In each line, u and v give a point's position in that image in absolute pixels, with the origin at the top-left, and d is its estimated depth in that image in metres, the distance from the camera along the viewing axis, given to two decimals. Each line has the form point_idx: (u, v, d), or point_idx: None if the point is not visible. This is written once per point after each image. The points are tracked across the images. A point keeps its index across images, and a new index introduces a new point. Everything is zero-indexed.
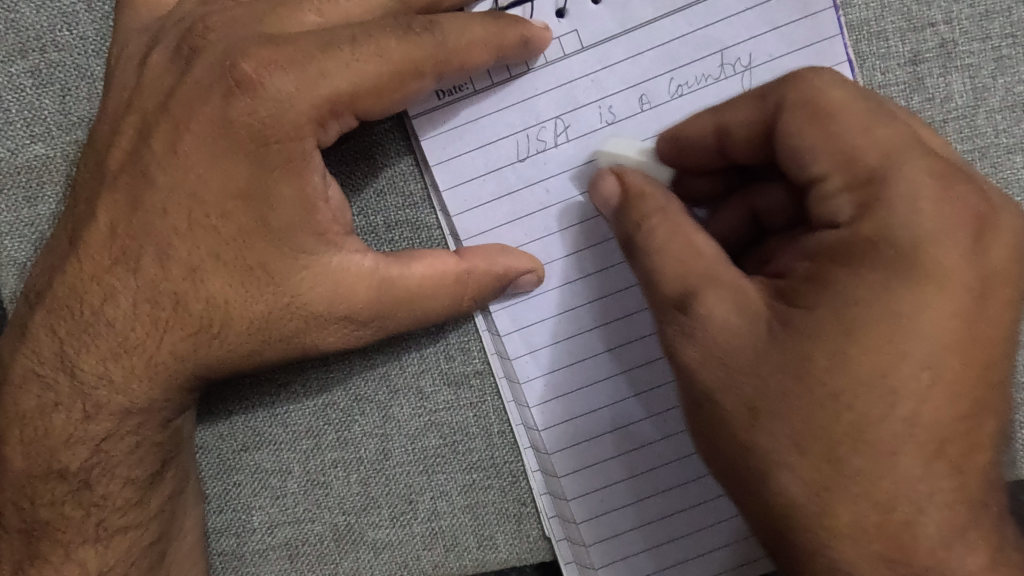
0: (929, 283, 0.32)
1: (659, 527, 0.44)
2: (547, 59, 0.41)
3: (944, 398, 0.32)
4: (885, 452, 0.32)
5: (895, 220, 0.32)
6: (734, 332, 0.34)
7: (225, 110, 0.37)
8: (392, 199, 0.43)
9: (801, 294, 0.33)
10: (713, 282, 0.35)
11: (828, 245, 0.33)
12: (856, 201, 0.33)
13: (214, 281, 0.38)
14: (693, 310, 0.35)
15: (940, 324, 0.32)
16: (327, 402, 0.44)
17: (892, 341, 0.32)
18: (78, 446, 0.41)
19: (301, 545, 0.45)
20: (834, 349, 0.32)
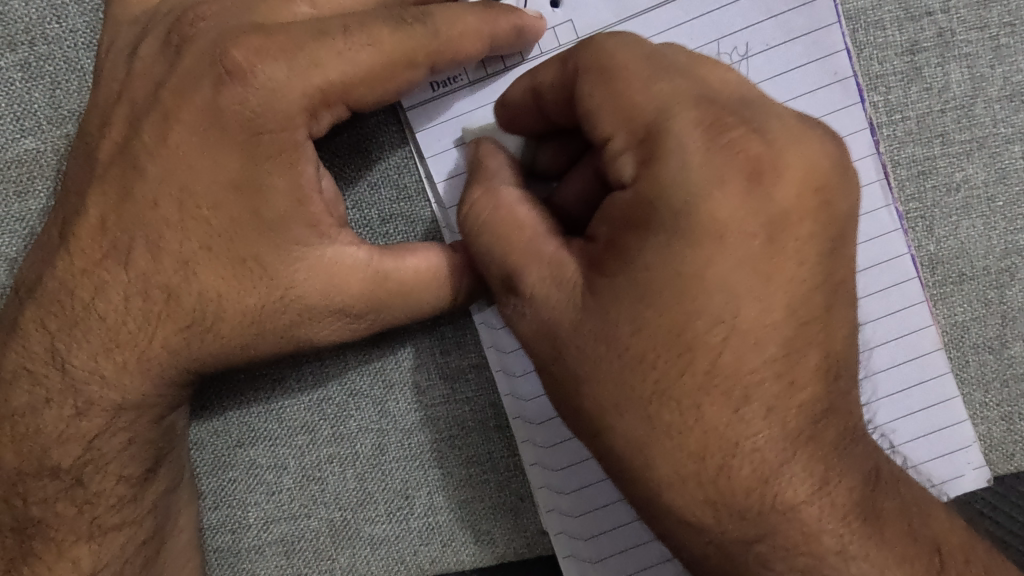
0: (707, 234, 0.31)
1: (584, 550, 0.44)
2: (541, 49, 0.41)
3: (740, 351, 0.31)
4: (690, 407, 0.31)
5: (669, 173, 0.31)
6: (553, 308, 0.33)
7: (215, 100, 0.36)
8: (386, 191, 0.42)
9: (602, 260, 0.32)
10: (534, 255, 0.33)
11: (619, 207, 0.32)
12: (636, 157, 0.31)
13: (206, 273, 0.37)
14: (518, 289, 0.34)
15: (730, 275, 0.31)
16: (321, 397, 0.44)
17: (678, 300, 0.31)
18: (70, 443, 0.40)
19: (297, 541, 0.45)
20: (630, 314, 0.31)
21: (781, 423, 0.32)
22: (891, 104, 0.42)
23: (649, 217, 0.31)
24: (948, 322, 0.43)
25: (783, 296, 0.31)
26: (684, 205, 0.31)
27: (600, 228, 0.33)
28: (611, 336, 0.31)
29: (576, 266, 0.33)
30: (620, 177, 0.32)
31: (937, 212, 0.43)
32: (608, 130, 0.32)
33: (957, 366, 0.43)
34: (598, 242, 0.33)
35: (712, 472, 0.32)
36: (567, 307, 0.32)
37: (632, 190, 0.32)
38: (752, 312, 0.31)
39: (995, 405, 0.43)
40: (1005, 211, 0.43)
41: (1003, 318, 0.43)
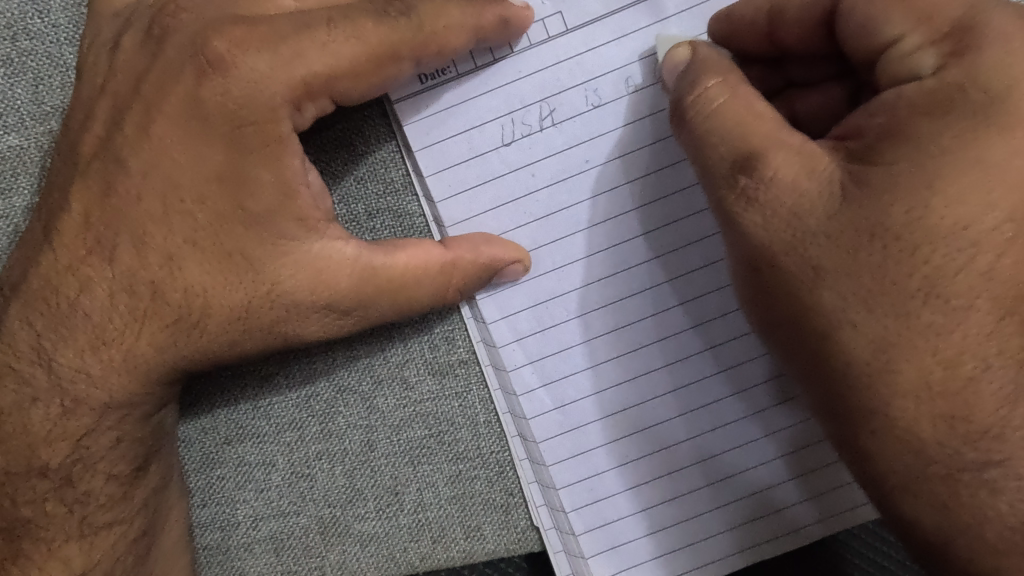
0: (1014, 125, 0.30)
1: (701, 494, 0.44)
2: (530, 40, 0.40)
3: (998, 246, 0.31)
4: (956, 308, 0.32)
5: (982, 72, 0.31)
6: (805, 197, 0.33)
7: (197, 91, 0.36)
8: (373, 186, 0.42)
9: (877, 149, 0.32)
10: (779, 144, 0.33)
11: (904, 99, 0.32)
12: (942, 52, 0.31)
13: (192, 269, 0.37)
14: (756, 171, 0.33)
15: (1007, 165, 0.30)
16: (310, 394, 0.44)
17: (976, 187, 0.31)
18: (58, 443, 0.40)
19: (287, 538, 0.45)
20: (912, 199, 0.31)
21: (989, 306, 0.31)
22: None
23: (944, 105, 0.31)
24: None
25: None
26: (1006, 91, 0.30)
27: (871, 124, 0.33)
28: (937, 222, 0.31)
29: (841, 162, 0.33)
30: (915, 71, 0.32)
31: None
32: (897, 31, 0.32)
33: None
34: (866, 138, 0.33)
35: (909, 384, 0.32)
36: (823, 191, 0.33)
37: (932, 80, 0.31)
38: (981, 219, 0.31)
39: None
40: None
41: None
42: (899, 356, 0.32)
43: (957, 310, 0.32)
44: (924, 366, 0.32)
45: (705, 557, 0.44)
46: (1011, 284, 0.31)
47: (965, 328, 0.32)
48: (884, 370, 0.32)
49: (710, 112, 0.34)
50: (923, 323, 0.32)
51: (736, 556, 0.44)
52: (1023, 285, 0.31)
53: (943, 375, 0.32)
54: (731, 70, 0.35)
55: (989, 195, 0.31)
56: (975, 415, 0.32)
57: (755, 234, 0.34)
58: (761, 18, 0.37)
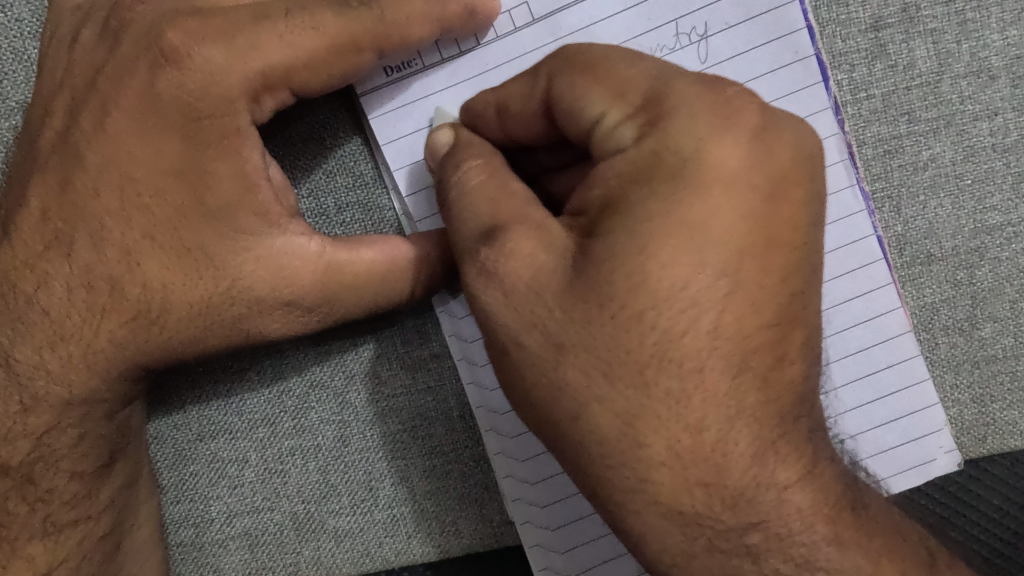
0: (712, 181, 0.30)
1: (569, 530, 0.43)
2: (495, 33, 0.40)
3: (722, 300, 0.30)
4: (690, 371, 0.30)
5: (677, 137, 0.30)
6: (541, 270, 0.31)
7: (152, 82, 0.36)
8: (341, 179, 0.42)
9: (597, 221, 0.31)
10: (522, 219, 0.32)
11: (612, 171, 0.31)
12: (639, 124, 0.31)
13: (150, 264, 0.37)
14: (495, 244, 0.31)
15: (713, 225, 0.30)
16: (282, 390, 0.43)
17: (635, 254, 0.30)
18: (20, 440, 0.39)
19: (261, 534, 0.44)
20: (629, 264, 0.30)
21: (725, 362, 0.30)
22: (856, 82, 0.42)
23: (649, 169, 0.30)
24: (917, 305, 0.43)
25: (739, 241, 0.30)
26: (693, 153, 0.30)
27: (592, 198, 0.31)
28: (655, 285, 0.30)
29: (572, 235, 0.31)
30: (619, 148, 0.31)
31: (903, 191, 0.42)
32: (597, 109, 0.32)
33: (927, 348, 0.43)
34: (589, 213, 0.31)
35: (660, 456, 0.30)
36: (557, 263, 0.31)
37: (629, 155, 0.31)
38: (693, 284, 0.30)
39: (966, 387, 0.43)
40: (974, 189, 0.42)
41: (972, 300, 0.42)
42: (647, 427, 0.30)
43: (693, 373, 0.30)
44: (671, 437, 0.30)
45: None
46: (749, 340, 0.30)
47: (705, 390, 0.30)
48: (643, 445, 0.30)
49: (464, 193, 0.33)
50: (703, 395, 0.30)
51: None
52: (755, 335, 0.30)
53: (747, 441, 0.30)
54: (495, 152, 0.35)
55: (686, 264, 0.30)
56: (726, 479, 0.31)
57: (496, 312, 0.31)
58: (490, 111, 0.36)
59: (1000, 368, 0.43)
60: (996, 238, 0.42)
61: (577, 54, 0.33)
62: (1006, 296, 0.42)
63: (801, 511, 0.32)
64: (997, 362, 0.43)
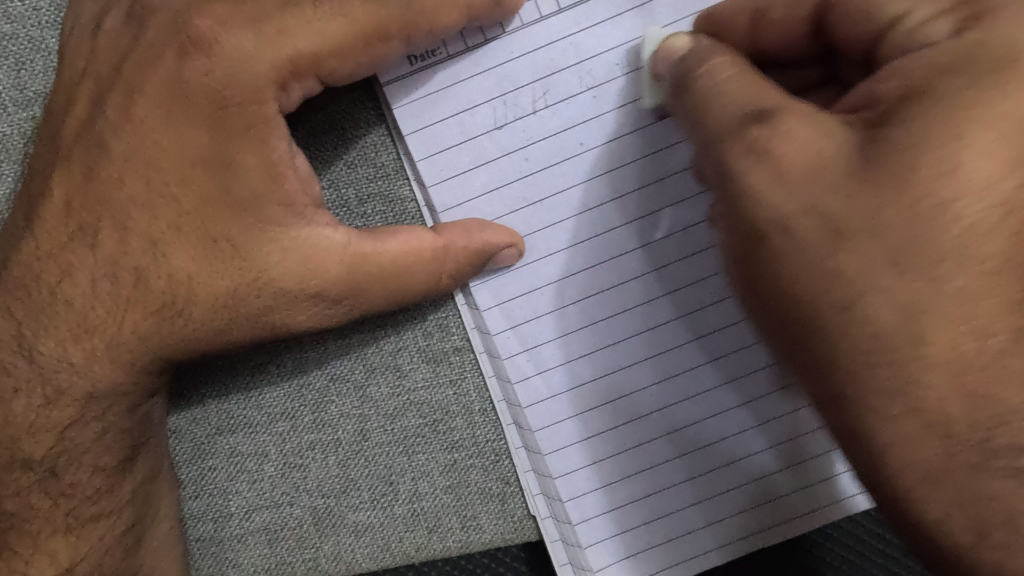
0: (1002, 76, 0.28)
1: (667, 495, 0.43)
2: (522, 21, 0.39)
3: (1022, 207, 0.29)
4: (973, 265, 0.29)
5: (992, 33, 0.29)
6: (822, 155, 0.31)
7: (180, 70, 0.35)
8: (363, 171, 0.41)
9: (892, 111, 0.30)
10: (790, 107, 0.32)
11: (920, 64, 0.30)
12: (957, 19, 0.30)
13: (176, 254, 0.36)
14: (770, 125, 0.31)
15: (1016, 118, 0.28)
16: (303, 384, 0.43)
17: (910, 143, 0.29)
18: (42, 434, 0.39)
19: (280, 529, 0.44)
20: (915, 153, 0.29)
21: (1012, 272, 0.29)
22: None
23: (952, 64, 0.29)
24: None
25: (1009, 157, 0.28)
26: (1006, 53, 0.29)
27: (883, 90, 0.30)
28: (965, 176, 0.29)
29: (856, 129, 0.30)
30: (925, 41, 0.30)
31: None
32: (900, 8, 0.31)
33: None
34: (878, 105, 0.30)
35: (939, 358, 0.30)
36: (842, 147, 0.30)
37: (956, 42, 0.30)
38: (976, 177, 0.29)
39: None
40: None
41: None
42: None
43: (979, 273, 0.29)
44: (956, 340, 0.30)
45: (653, 567, 0.44)
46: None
47: (987, 297, 0.30)
48: (868, 331, 0.30)
49: (715, 85, 0.33)
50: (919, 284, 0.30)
51: (707, 555, 0.44)
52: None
53: (971, 346, 0.30)
54: (739, 52, 0.35)
55: (967, 157, 0.28)
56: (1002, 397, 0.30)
57: (755, 194, 0.31)
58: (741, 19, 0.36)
59: None
60: None
61: None
62: None
63: None
64: None
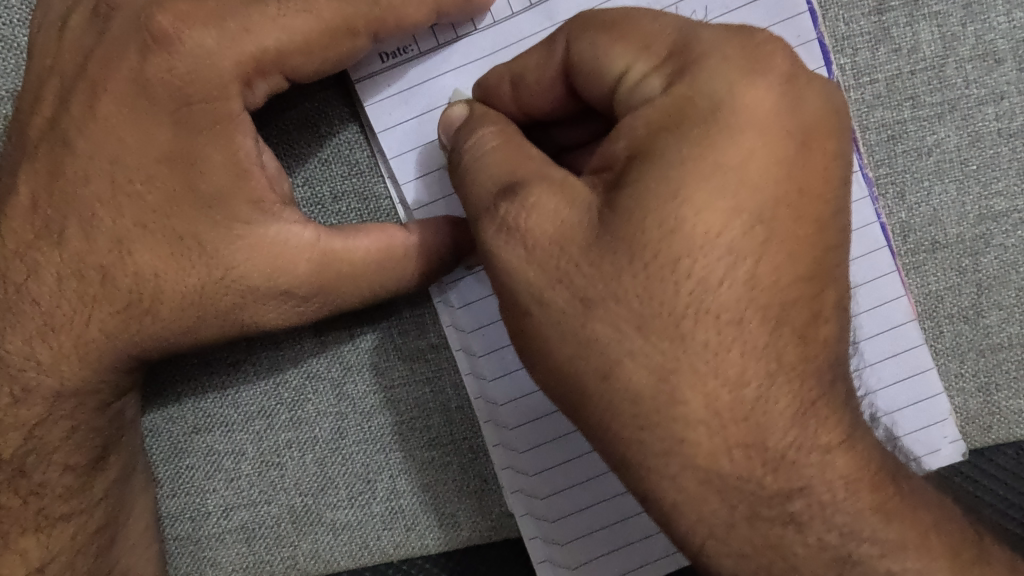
0: (746, 127, 0.28)
1: (601, 510, 0.43)
2: (492, 17, 0.39)
3: (752, 251, 0.28)
4: (727, 323, 0.28)
5: (703, 86, 0.29)
6: (566, 223, 0.29)
7: (143, 67, 0.35)
8: (337, 168, 0.41)
9: (624, 172, 0.29)
10: (539, 176, 0.30)
11: (642, 122, 0.29)
12: (667, 74, 0.30)
13: (142, 252, 0.36)
14: (515, 199, 0.30)
15: (750, 171, 0.28)
16: (278, 382, 0.43)
17: (674, 200, 0.28)
18: (10, 432, 0.39)
19: (258, 528, 0.44)
20: (665, 207, 0.28)
21: (764, 320, 0.28)
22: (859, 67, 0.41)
23: (683, 120, 0.28)
24: (921, 293, 0.42)
25: (764, 226, 0.28)
26: (725, 95, 0.28)
27: (617, 152, 0.29)
28: (690, 232, 0.28)
29: (597, 192, 0.29)
30: (643, 98, 0.30)
31: (907, 177, 0.41)
32: (622, 64, 0.31)
33: (931, 337, 0.42)
34: (615, 166, 0.29)
35: (699, 416, 0.28)
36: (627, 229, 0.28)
37: (652, 107, 0.29)
38: (723, 243, 0.28)
39: (971, 376, 0.42)
40: (980, 174, 0.41)
41: (977, 288, 0.42)
42: (685, 384, 0.28)
43: (726, 326, 0.28)
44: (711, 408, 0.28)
45: (626, 567, 0.43)
46: (784, 294, 0.28)
47: (736, 349, 0.28)
48: (680, 415, 0.28)
49: (479, 156, 0.32)
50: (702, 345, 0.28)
51: (646, 566, 0.43)
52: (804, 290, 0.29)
53: (735, 400, 0.28)
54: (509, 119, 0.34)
55: (732, 219, 0.28)
56: (766, 436, 0.29)
57: (514, 270, 0.29)
58: (505, 85, 0.36)
59: (1007, 357, 0.42)
60: (1002, 224, 0.42)
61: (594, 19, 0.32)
62: (1011, 284, 0.42)
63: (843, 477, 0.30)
64: (1002, 350, 0.42)
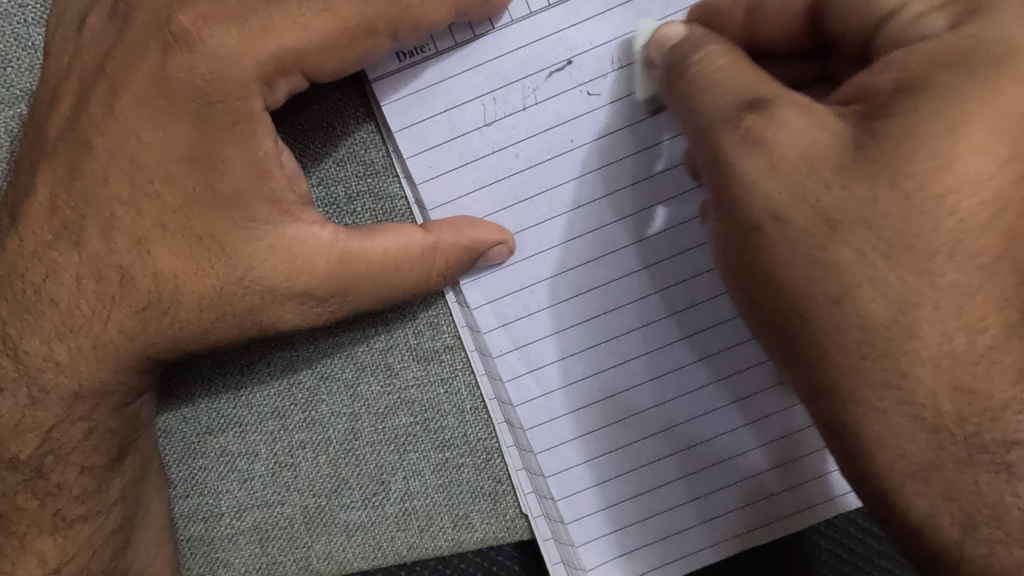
0: (1002, 76, 0.28)
1: (685, 484, 0.43)
2: (511, 16, 0.39)
3: (995, 196, 0.29)
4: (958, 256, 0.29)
5: (999, 29, 0.29)
6: (812, 143, 0.30)
7: (164, 66, 0.35)
8: (352, 167, 0.41)
9: (885, 105, 0.30)
10: (786, 97, 0.31)
11: (917, 56, 0.30)
12: (955, 13, 0.31)
13: (161, 253, 0.36)
14: (764, 115, 0.31)
15: (984, 110, 0.28)
16: (292, 383, 0.43)
17: (937, 139, 0.29)
18: (28, 434, 0.39)
19: (270, 529, 0.44)
20: (934, 145, 0.29)
21: (985, 272, 0.29)
22: None
23: (961, 55, 0.29)
24: None
25: (992, 169, 0.29)
26: (1005, 43, 0.29)
27: (880, 84, 0.30)
28: (960, 169, 0.29)
29: (851, 120, 0.30)
30: (925, 33, 0.31)
31: None
32: (892, 4, 0.32)
33: None
34: (877, 96, 0.30)
35: (931, 342, 0.30)
36: (832, 139, 0.30)
37: (944, 39, 0.30)
38: (976, 170, 0.29)
39: None
40: None
41: None
42: (871, 294, 0.30)
43: (973, 263, 0.29)
44: (947, 333, 0.30)
45: (642, 566, 0.43)
46: (994, 244, 0.29)
47: (981, 291, 0.30)
48: (896, 343, 0.30)
49: (710, 72, 0.33)
50: (950, 283, 0.30)
51: (707, 551, 0.44)
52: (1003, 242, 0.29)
53: (969, 342, 0.30)
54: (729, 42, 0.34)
55: (962, 143, 0.28)
56: (983, 391, 0.31)
57: (749, 186, 0.31)
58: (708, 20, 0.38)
59: None
60: None
61: None
62: None
63: None
64: None
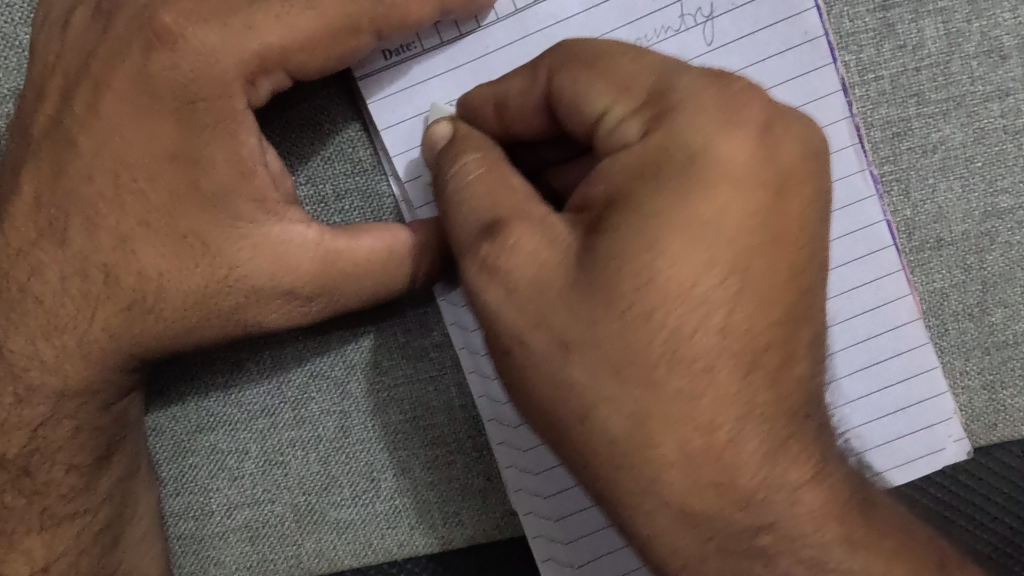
0: (721, 178, 0.29)
1: (578, 518, 0.43)
2: (496, 15, 0.39)
3: (756, 303, 0.29)
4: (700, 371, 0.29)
5: (677, 134, 0.30)
6: (542, 268, 0.30)
7: (146, 65, 0.35)
8: (340, 166, 0.41)
9: (601, 219, 0.30)
10: (523, 214, 0.31)
11: (617, 167, 0.30)
12: (645, 119, 0.30)
13: (145, 251, 0.36)
14: (497, 240, 0.30)
15: (720, 214, 0.29)
16: (282, 381, 0.43)
17: (652, 246, 0.29)
18: (14, 432, 0.39)
19: (261, 527, 0.44)
20: (635, 259, 0.29)
21: (733, 366, 0.29)
22: (864, 63, 0.41)
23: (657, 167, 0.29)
24: (926, 290, 0.42)
25: (713, 278, 0.29)
26: (701, 148, 0.29)
27: (595, 195, 0.30)
28: (664, 284, 0.29)
29: (578, 231, 0.30)
30: (625, 142, 0.31)
31: (912, 173, 0.41)
32: (601, 104, 0.31)
33: (936, 335, 0.42)
34: (594, 209, 0.30)
35: (674, 457, 0.29)
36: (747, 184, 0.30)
37: (642, 146, 0.30)
38: (678, 278, 0.29)
39: (976, 373, 0.42)
40: (985, 171, 0.41)
41: (983, 285, 0.42)
42: (660, 428, 0.29)
43: (701, 373, 0.29)
44: (684, 439, 0.29)
45: (630, 566, 0.43)
46: (757, 338, 0.29)
47: (713, 395, 0.29)
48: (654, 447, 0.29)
49: (463, 186, 0.32)
50: (673, 391, 0.29)
51: None
52: (770, 334, 0.30)
53: (707, 443, 0.29)
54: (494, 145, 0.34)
55: (693, 258, 0.29)
56: (739, 484, 0.30)
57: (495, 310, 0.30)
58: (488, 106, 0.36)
59: (1012, 355, 0.42)
60: (1007, 221, 0.41)
61: (578, 48, 0.33)
62: (1017, 282, 0.42)
63: (812, 512, 0.31)
64: (1008, 348, 0.42)
